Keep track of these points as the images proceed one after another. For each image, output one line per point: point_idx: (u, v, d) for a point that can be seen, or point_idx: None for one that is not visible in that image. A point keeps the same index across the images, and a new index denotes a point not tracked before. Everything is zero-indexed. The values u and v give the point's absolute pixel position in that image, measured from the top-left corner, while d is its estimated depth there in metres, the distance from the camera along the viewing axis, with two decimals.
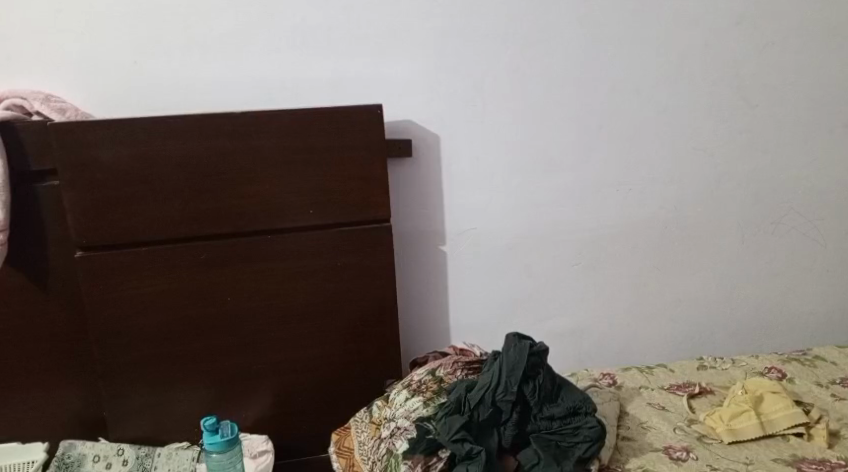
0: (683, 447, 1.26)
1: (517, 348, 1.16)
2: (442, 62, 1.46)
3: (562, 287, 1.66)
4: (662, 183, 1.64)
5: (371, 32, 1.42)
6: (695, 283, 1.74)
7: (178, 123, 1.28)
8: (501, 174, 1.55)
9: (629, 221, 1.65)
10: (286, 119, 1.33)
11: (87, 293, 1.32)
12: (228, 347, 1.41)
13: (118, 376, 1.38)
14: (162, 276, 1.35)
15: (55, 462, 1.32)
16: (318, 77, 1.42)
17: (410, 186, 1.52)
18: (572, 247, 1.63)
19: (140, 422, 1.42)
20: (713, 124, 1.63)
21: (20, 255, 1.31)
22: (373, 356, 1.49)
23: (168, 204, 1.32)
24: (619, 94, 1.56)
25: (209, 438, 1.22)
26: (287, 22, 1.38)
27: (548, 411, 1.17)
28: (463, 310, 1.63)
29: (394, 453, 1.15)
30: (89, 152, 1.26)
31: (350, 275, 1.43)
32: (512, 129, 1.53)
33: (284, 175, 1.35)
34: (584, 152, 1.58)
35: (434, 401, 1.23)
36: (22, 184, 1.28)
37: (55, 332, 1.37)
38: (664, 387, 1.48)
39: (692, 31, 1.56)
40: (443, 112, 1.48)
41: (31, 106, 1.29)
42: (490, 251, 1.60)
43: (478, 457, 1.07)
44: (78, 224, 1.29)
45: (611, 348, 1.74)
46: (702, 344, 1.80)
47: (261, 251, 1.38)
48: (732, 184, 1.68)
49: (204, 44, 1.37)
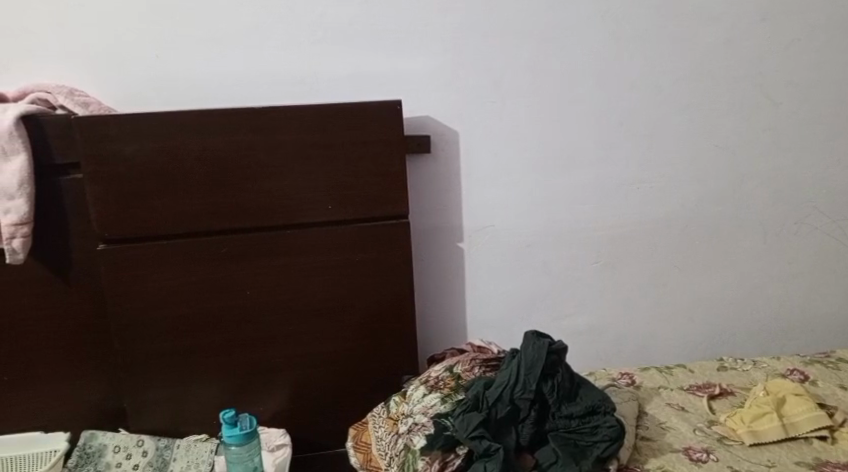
0: (703, 448, 1.25)
1: (536, 345, 1.16)
2: (462, 58, 1.45)
3: (580, 285, 1.65)
4: (683, 182, 1.63)
5: (390, 27, 1.41)
6: (715, 283, 1.72)
7: (198, 118, 1.29)
8: (520, 171, 1.55)
9: (649, 220, 1.64)
10: (306, 114, 1.33)
11: (109, 285, 1.34)
12: (247, 341, 1.42)
13: (138, 368, 1.40)
14: (182, 270, 1.36)
15: (77, 452, 1.34)
16: (338, 73, 1.42)
17: (429, 183, 1.52)
18: (591, 245, 1.62)
19: (159, 414, 1.43)
20: (735, 122, 1.61)
21: (44, 247, 1.33)
22: (391, 352, 1.49)
23: (189, 198, 1.33)
24: (640, 92, 1.54)
25: (227, 430, 1.23)
26: (306, 17, 1.38)
27: (567, 410, 1.16)
28: (480, 307, 1.62)
29: (411, 449, 1.15)
30: (112, 146, 1.27)
31: (369, 271, 1.43)
32: (530, 126, 1.52)
33: (304, 170, 1.36)
34: (604, 149, 1.57)
35: (452, 397, 1.23)
36: (45, 177, 1.30)
37: (78, 323, 1.39)
38: (683, 387, 1.47)
39: (714, 28, 1.54)
40: (461, 108, 1.48)
41: (56, 99, 1.30)
42: (508, 248, 1.59)
43: (496, 455, 1.07)
44: (101, 217, 1.30)
45: (629, 347, 1.73)
46: (723, 343, 1.78)
47: (280, 246, 1.38)
48: (754, 184, 1.67)
49: (224, 38, 1.37)
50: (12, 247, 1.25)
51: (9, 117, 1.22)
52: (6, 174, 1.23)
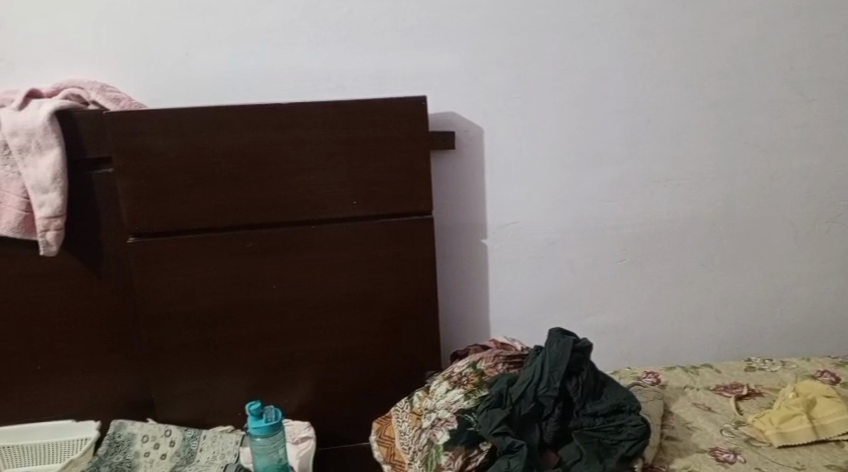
0: (730, 448, 1.23)
1: (560, 343, 1.16)
2: (487, 54, 1.45)
3: (605, 283, 1.64)
4: (712, 180, 1.61)
5: (415, 23, 1.41)
6: (743, 282, 1.69)
7: (227, 113, 1.31)
8: (545, 168, 1.54)
9: (677, 218, 1.62)
10: (332, 110, 1.34)
11: (138, 278, 1.36)
12: (273, 334, 1.44)
13: (166, 360, 1.42)
14: (210, 263, 1.38)
15: (106, 440, 1.37)
16: (363, 69, 1.43)
17: (454, 179, 1.52)
18: (616, 242, 1.61)
19: (186, 405, 1.45)
20: (766, 120, 1.59)
21: (75, 240, 1.36)
22: (415, 348, 1.49)
23: (217, 193, 1.35)
24: (668, 89, 1.53)
25: (253, 422, 1.25)
26: (333, 14, 1.39)
27: (592, 408, 1.15)
28: (504, 304, 1.62)
29: (435, 444, 1.17)
30: (142, 141, 1.30)
31: (393, 266, 1.44)
32: (556, 122, 1.51)
33: (329, 166, 1.37)
34: (631, 146, 1.55)
35: (476, 394, 1.24)
36: (78, 171, 1.33)
37: (108, 314, 1.42)
38: (709, 387, 1.45)
39: (744, 24, 1.51)
40: (487, 104, 1.48)
41: (88, 95, 1.33)
42: (533, 246, 1.58)
43: (519, 452, 1.07)
44: (132, 210, 1.33)
45: (655, 347, 1.71)
46: (751, 344, 1.75)
47: (306, 240, 1.40)
48: (785, 182, 1.64)
49: (251, 35, 1.39)
50: (46, 239, 1.29)
51: (44, 112, 1.24)
52: (40, 168, 1.26)
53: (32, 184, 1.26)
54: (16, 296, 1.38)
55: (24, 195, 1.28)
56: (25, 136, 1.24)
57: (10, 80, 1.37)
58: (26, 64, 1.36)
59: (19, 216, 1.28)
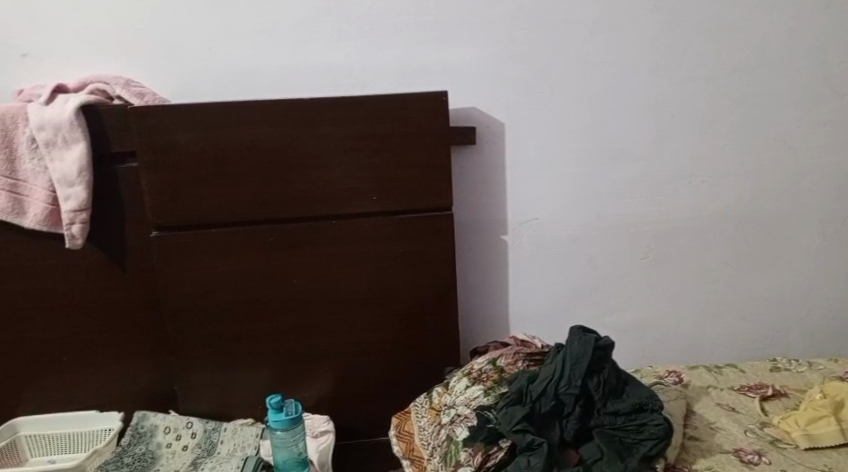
0: (755, 450, 1.21)
1: (582, 341, 1.15)
2: (510, 49, 1.44)
3: (627, 281, 1.62)
4: (738, 177, 1.58)
5: (437, 18, 1.41)
6: (770, 281, 1.67)
7: (249, 108, 1.32)
8: (567, 163, 1.52)
9: (701, 215, 1.59)
10: (353, 104, 1.34)
11: (160, 271, 1.38)
12: (292, 328, 1.45)
13: (187, 353, 1.43)
14: (231, 257, 1.39)
15: (130, 431, 1.39)
16: (385, 64, 1.42)
17: (475, 174, 1.51)
18: (639, 239, 1.59)
19: (207, 397, 1.47)
20: (794, 115, 1.56)
21: (100, 233, 1.38)
22: (434, 343, 1.49)
23: (239, 188, 1.35)
24: (693, 84, 1.50)
25: (273, 415, 1.26)
26: (355, 9, 1.39)
27: (613, 406, 1.14)
28: (524, 301, 1.61)
29: (454, 440, 1.18)
30: (166, 135, 1.31)
31: (413, 261, 1.44)
32: (578, 117, 1.49)
33: (349, 161, 1.37)
34: (655, 142, 1.53)
35: (496, 390, 1.24)
36: (103, 165, 1.34)
37: (131, 307, 1.44)
38: (734, 388, 1.43)
39: (773, 17, 1.48)
40: (508, 99, 1.46)
41: (113, 90, 1.35)
42: (554, 242, 1.57)
43: (539, 449, 1.07)
44: (155, 205, 1.34)
45: (677, 345, 1.69)
46: (776, 344, 1.72)
47: (326, 235, 1.40)
48: (813, 179, 1.60)
49: (273, 30, 1.39)
50: (72, 232, 1.30)
51: (70, 107, 1.26)
52: (66, 162, 1.28)
53: (59, 178, 1.28)
54: (43, 288, 1.40)
55: (50, 188, 1.30)
56: (52, 130, 1.26)
57: (37, 76, 1.39)
58: (53, 60, 1.38)
59: (46, 209, 1.30)
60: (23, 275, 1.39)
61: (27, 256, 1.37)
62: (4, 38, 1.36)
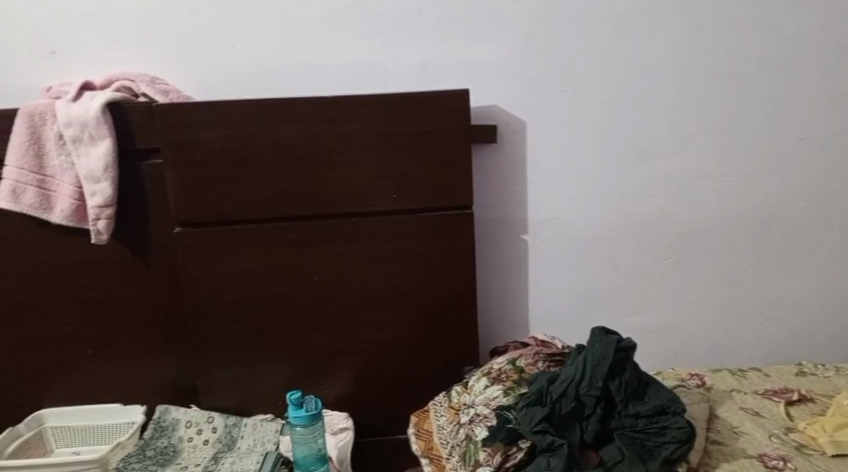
0: (780, 455, 1.19)
1: (603, 342, 1.14)
2: (533, 47, 1.43)
3: (649, 282, 1.60)
4: (764, 177, 1.55)
5: (460, 15, 1.40)
6: (796, 283, 1.64)
7: (272, 106, 1.33)
8: (589, 163, 1.51)
9: (726, 216, 1.57)
10: (375, 102, 1.34)
11: (183, 267, 1.39)
12: (313, 325, 1.45)
13: (209, 348, 1.45)
14: (252, 253, 1.40)
15: (152, 425, 1.41)
16: (407, 63, 1.42)
17: (495, 173, 1.50)
18: (663, 240, 1.57)
19: (228, 392, 1.48)
20: (823, 115, 1.53)
21: (125, 229, 1.40)
22: (453, 342, 1.49)
23: (261, 185, 1.36)
24: (719, 83, 1.48)
25: (294, 411, 1.27)
26: (378, 7, 1.39)
27: (634, 408, 1.13)
28: (544, 300, 1.60)
29: (473, 440, 1.18)
30: (190, 132, 1.32)
31: (432, 260, 1.43)
32: (602, 116, 1.48)
33: (370, 159, 1.37)
34: (680, 141, 1.51)
35: (515, 390, 1.23)
36: (128, 161, 1.36)
37: (154, 302, 1.45)
38: (758, 392, 1.41)
39: (802, 15, 1.46)
40: (530, 98, 1.46)
41: (139, 87, 1.36)
42: (575, 242, 1.56)
43: (560, 450, 1.06)
44: (178, 201, 1.36)
45: (700, 348, 1.67)
46: (802, 348, 1.69)
47: (346, 232, 1.40)
48: (842, 181, 1.57)
49: (297, 28, 1.40)
50: (97, 228, 1.32)
51: (97, 104, 1.28)
52: (92, 158, 1.30)
53: (85, 174, 1.30)
54: (69, 282, 1.42)
55: (77, 184, 1.31)
56: (79, 126, 1.28)
57: (65, 73, 1.41)
58: (80, 57, 1.40)
59: (72, 205, 1.32)
60: (50, 270, 1.41)
61: (54, 251, 1.40)
62: (34, 36, 1.38)
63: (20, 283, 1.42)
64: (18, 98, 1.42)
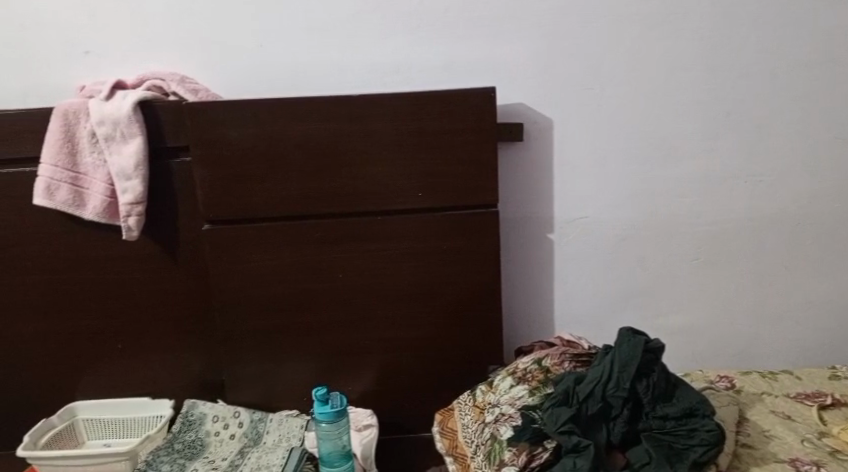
0: (812, 461, 1.16)
1: (631, 343, 1.13)
2: (560, 45, 1.42)
3: (677, 282, 1.58)
4: (796, 176, 1.52)
5: (487, 14, 1.40)
6: (829, 285, 1.60)
7: (300, 105, 1.34)
8: (616, 162, 1.50)
9: (757, 216, 1.54)
10: (401, 101, 1.35)
11: (212, 264, 1.41)
12: (338, 322, 1.46)
13: (235, 344, 1.46)
14: (279, 251, 1.41)
15: (180, 419, 1.43)
16: (433, 61, 1.42)
17: (521, 172, 1.50)
18: (692, 240, 1.55)
19: (254, 388, 1.50)
20: None
21: (155, 225, 1.42)
22: (477, 341, 1.48)
23: (288, 183, 1.37)
24: (751, 81, 1.46)
25: (319, 407, 1.28)
26: (405, 6, 1.39)
27: (662, 410, 1.11)
28: (570, 300, 1.59)
29: (498, 439, 1.17)
30: (219, 131, 1.34)
31: (457, 259, 1.43)
32: (630, 114, 1.46)
33: (396, 158, 1.37)
34: (710, 140, 1.49)
35: (541, 390, 1.23)
36: (158, 159, 1.38)
37: (183, 298, 1.47)
38: (789, 395, 1.38)
39: (837, 12, 1.43)
40: (557, 96, 1.45)
41: (169, 86, 1.38)
42: (602, 242, 1.55)
43: (586, 451, 1.05)
44: (207, 199, 1.37)
45: (729, 350, 1.64)
46: (835, 352, 1.66)
47: (371, 231, 1.41)
48: None
49: (324, 27, 1.40)
50: (128, 224, 1.34)
51: (128, 103, 1.30)
52: (124, 156, 1.32)
53: (117, 171, 1.32)
54: (101, 277, 1.45)
55: (109, 181, 1.34)
56: (111, 125, 1.30)
57: (98, 73, 1.43)
58: (113, 57, 1.42)
59: (104, 202, 1.35)
60: (82, 265, 1.44)
61: (86, 246, 1.43)
62: (68, 37, 1.41)
63: (53, 278, 1.45)
64: (52, 97, 1.45)
